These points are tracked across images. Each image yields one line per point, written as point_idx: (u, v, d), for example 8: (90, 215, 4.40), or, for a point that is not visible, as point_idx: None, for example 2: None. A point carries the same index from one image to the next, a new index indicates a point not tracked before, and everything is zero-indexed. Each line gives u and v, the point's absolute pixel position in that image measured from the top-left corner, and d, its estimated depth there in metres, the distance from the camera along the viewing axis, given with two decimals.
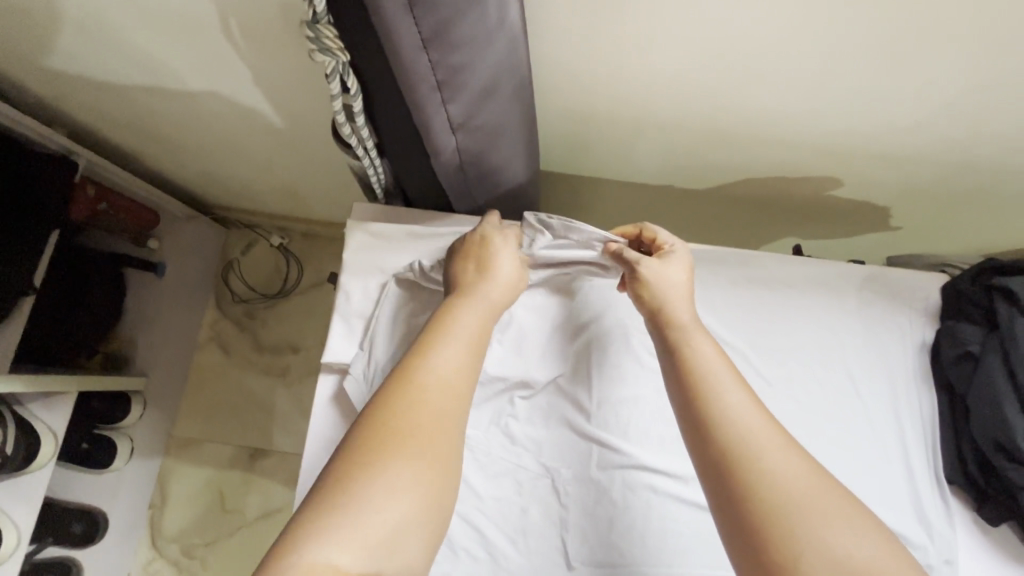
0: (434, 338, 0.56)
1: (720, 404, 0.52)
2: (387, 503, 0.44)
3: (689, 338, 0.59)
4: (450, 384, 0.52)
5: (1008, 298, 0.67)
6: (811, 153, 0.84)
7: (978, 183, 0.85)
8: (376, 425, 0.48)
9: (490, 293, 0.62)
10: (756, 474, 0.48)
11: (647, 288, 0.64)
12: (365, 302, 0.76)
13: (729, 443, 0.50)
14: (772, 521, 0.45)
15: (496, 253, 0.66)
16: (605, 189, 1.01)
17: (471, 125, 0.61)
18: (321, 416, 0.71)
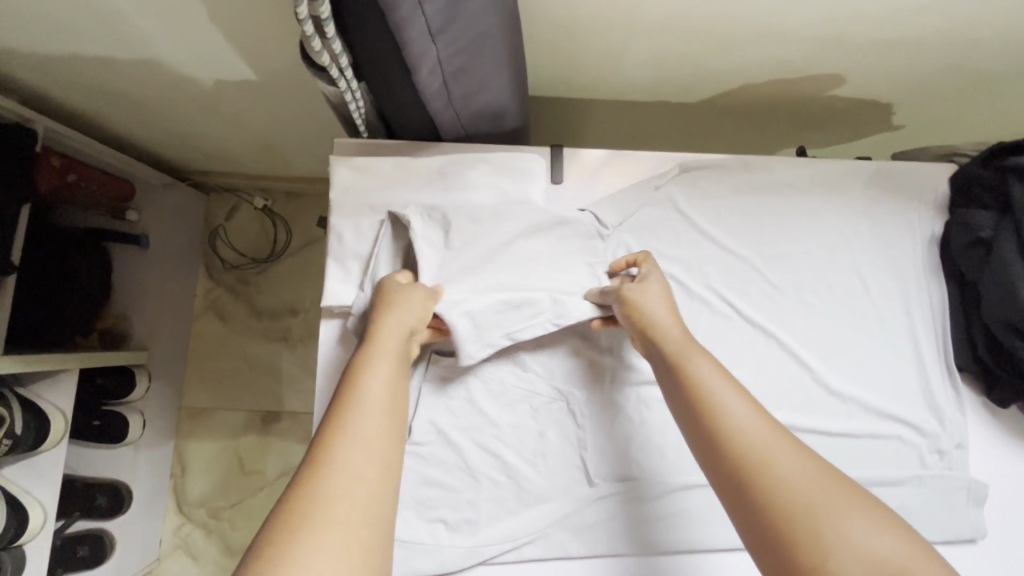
0: (353, 400, 0.48)
1: (728, 415, 0.51)
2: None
3: (685, 358, 0.55)
4: (364, 446, 0.45)
5: (1021, 178, 0.60)
6: (817, 47, 0.75)
7: (998, 62, 0.77)
8: (276, 517, 0.40)
9: (396, 331, 0.55)
10: (784, 481, 0.46)
11: (638, 313, 0.59)
12: (361, 243, 0.64)
13: (741, 456, 0.48)
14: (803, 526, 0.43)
15: (404, 302, 0.57)
16: (592, 114, 0.92)
17: (452, 32, 0.50)
18: (327, 365, 0.63)
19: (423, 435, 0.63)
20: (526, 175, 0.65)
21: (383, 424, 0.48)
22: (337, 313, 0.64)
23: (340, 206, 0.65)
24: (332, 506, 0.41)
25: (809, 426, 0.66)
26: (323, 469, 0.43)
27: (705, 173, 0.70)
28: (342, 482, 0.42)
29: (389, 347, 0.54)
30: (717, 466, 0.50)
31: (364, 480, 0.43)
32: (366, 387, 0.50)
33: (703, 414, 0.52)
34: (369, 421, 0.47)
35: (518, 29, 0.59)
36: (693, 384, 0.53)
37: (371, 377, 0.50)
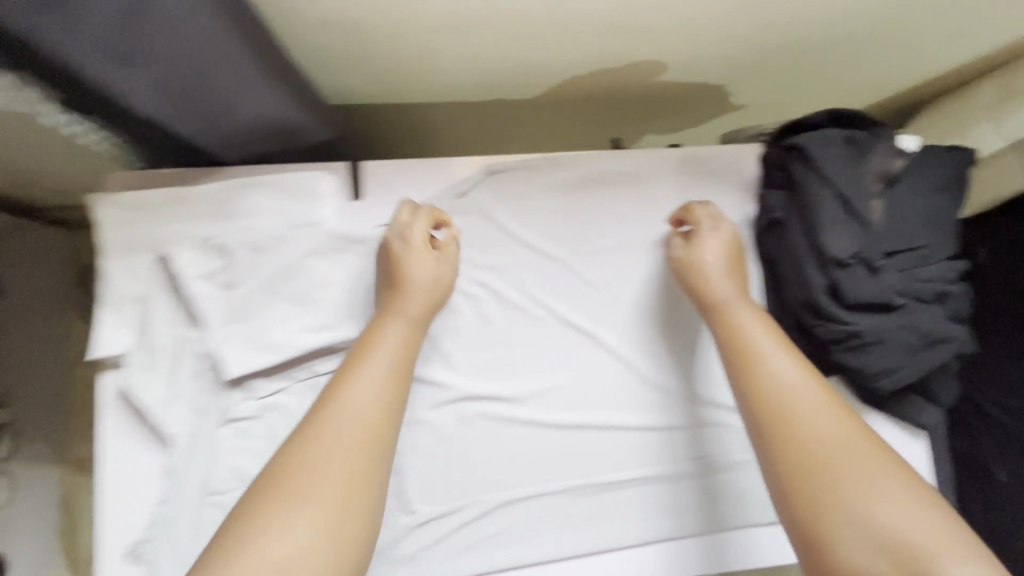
0: (358, 360, 0.54)
1: (771, 362, 0.55)
2: (281, 556, 0.42)
3: (731, 312, 0.60)
4: (370, 410, 0.51)
5: (803, 159, 0.60)
6: (630, 38, 0.73)
7: (814, 42, 0.77)
8: (280, 467, 0.47)
9: (405, 306, 0.57)
10: (796, 432, 0.51)
11: (697, 270, 0.63)
12: (135, 285, 0.59)
13: (773, 405, 0.53)
14: (803, 473, 0.49)
15: (409, 257, 0.59)
16: (431, 119, 0.88)
17: (143, 55, 0.45)
18: (109, 422, 0.58)
19: (224, 483, 0.59)
20: (314, 194, 0.61)
21: (383, 385, 0.53)
22: (118, 363, 0.59)
23: (108, 246, 0.58)
24: (343, 469, 0.47)
25: (632, 424, 0.65)
26: (320, 427, 0.49)
27: (513, 175, 0.67)
28: (348, 443, 0.48)
29: (398, 310, 0.57)
30: (756, 413, 0.54)
31: (354, 442, 0.49)
32: (371, 352, 0.54)
33: (745, 359, 0.56)
34: (364, 380, 0.52)
35: (270, 45, 0.54)
36: (733, 332, 0.58)
37: (377, 342, 0.55)
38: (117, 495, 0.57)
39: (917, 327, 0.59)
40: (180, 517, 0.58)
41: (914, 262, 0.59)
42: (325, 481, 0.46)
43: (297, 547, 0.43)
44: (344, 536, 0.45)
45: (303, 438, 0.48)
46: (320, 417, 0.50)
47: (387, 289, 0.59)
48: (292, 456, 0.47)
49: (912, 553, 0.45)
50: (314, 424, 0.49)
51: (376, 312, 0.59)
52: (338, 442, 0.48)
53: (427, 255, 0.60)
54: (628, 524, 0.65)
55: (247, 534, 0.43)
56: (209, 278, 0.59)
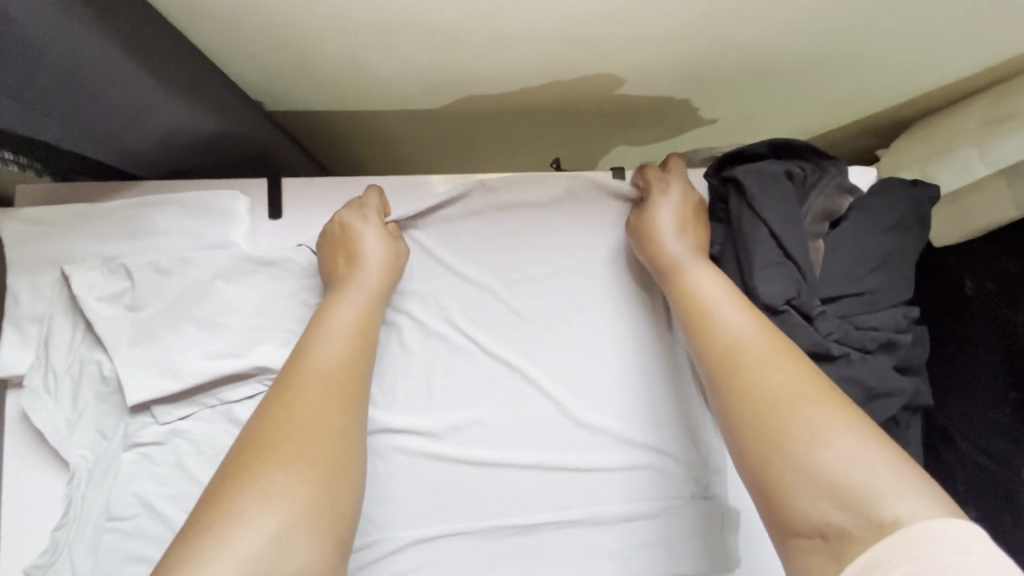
0: (317, 328, 0.52)
1: (720, 320, 0.50)
2: (271, 519, 0.40)
3: (685, 272, 0.55)
4: (336, 371, 0.50)
5: (740, 190, 0.56)
6: (577, 55, 0.69)
7: (778, 60, 0.72)
8: (245, 437, 0.45)
9: (362, 281, 0.56)
10: (749, 375, 0.46)
11: (655, 225, 0.58)
12: (41, 304, 0.57)
13: (728, 353, 0.48)
14: (758, 420, 0.44)
15: (360, 240, 0.58)
16: (385, 132, 0.85)
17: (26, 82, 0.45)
18: (11, 442, 0.57)
19: (126, 508, 0.57)
20: (227, 216, 0.60)
21: (346, 349, 0.52)
22: (20, 383, 0.58)
23: (14, 262, 0.57)
24: (325, 426, 0.46)
25: (557, 463, 0.62)
26: (280, 392, 0.47)
27: (444, 197, 0.65)
28: (315, 401, 0.47)
29: (352, 283, 0.56)
30: (713, 364, 0.49)
31: (325, 400, 0.47)
32: (333, 316, 0.54)
33: (697, 322, 0.52)
34: (327, 344, 0.51)
35: (178, 67, 0.53)
36: (688, 294, 0.53)
37: (336, 313, 0.54)
38: (18, 516, 0.57)
39: (857, 381, 0.54)
40: (76, 542, 0.56)
41: (857, 309, 0.55)
42: (299, 442, 0.44)
43: (282, 512, 0.41)
44: (323, 497, 0.43)
45: (277, 405, 0.46)
46: (287, 384, 0.48)
47: (342, 265, 0.57)
48: (264, 424, 0.45)
49: (872, 505, 0.38)
50: (283, 391, 0.47)
51: (333, 285, 0.57)
52: (316, 402, 0.47)
53: (378, 232, 0.59)
54: (550, 568, 0.61)
55: (231, 500, 0.40)
56: (115, 298, 0.57)
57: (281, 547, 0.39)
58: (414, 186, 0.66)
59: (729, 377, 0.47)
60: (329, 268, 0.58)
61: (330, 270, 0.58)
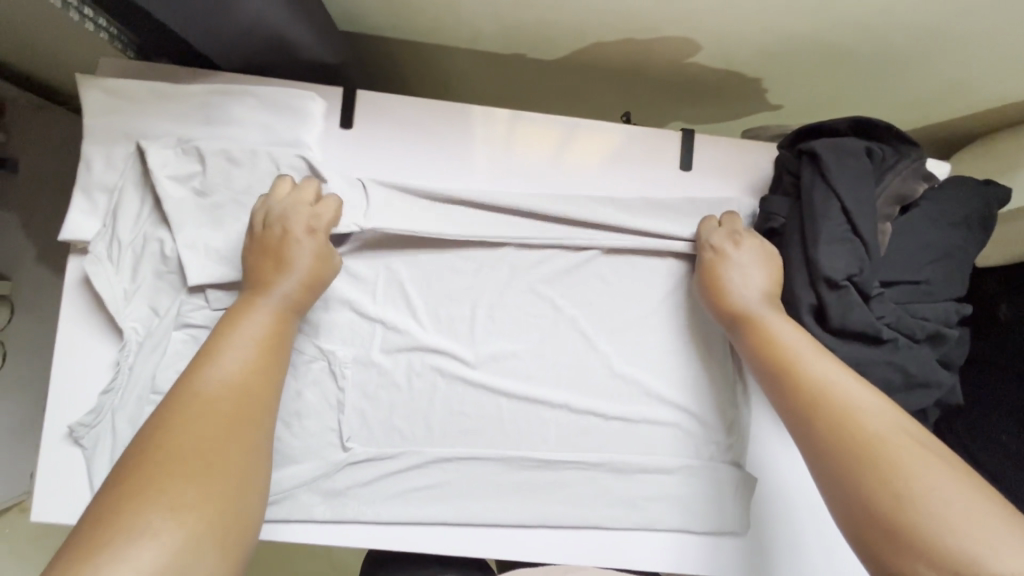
0: (221, 336, 0.48)
1: (813, 371, 0.47)
2: (173, 536, 0.34)
3: (767, 323, 0.52)
4: (240, 379, 0.45)
5: (815, 164, 0.57)
6: (662, 13, 0.68)
7: (860, 48, 0.71)
8: (138, 446, 0.39)
9: (280, 287, 0.52)
10: (847, 424, 0.43)
11: (715, 277, 0.57)
12: (113, 175, 0.59)
13: (813, 403, 0.45)
14: (858, 475, 0.41)
15: (289, 240, 0.53)
16: (450, 67, 0.85)
17: None
18: (68, 304, 0.59)
19: (169, 384, 0.58)
20: (302, 114, 0.60)
21: (252, 356, 0.47)
22: (85, 249, 0.59)
23: (92, 130, 0.58)
24: (228, 436, 0.41)
25: (585, 407, 0.63)
26: (181, 399, 0.42)
27: (511, 133, 0.66)
28: (219, 409, 0.42)
29: (270, 288, 0.52)
30: (802, 416, 0.46)
31: (227, 409, 0.43)
32: (239, 325, 0.49)
33: (788, 373, 0.48)
34: (232, 351, 0.46)
35: None
36: (776, 342, 0.51)
37: (246, 321, 0.49)
38: (68, 376, 0.59)
39: (900, 367, 0.54)
40: (120, 410, 0.58)
41: (911, 297, 0.56)
42: (204, 455, 0.39)
43: (183, 527, 0.35)
44: (229, 512, 0.38)
45: (175, 414, 0.41)
46: (192, 391, 0.43)
47: (267, 269, 0.53)
48: (160, 434, 0.39)
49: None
50: (182, 400, 0.42)
51: (246, 291, 0.53)
52: (222, 413, 0.42)
53: (316, 242, 0.54)
54: (564, 506, 0.62)
55: (126, 518, 0.34)
56: (185, 181, 0.58)
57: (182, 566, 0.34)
58: (483, 117, 0.65)
59: (833, 425, 0.43)
60: (253, 269, 0.53)
61: (250, 274, 0.53)
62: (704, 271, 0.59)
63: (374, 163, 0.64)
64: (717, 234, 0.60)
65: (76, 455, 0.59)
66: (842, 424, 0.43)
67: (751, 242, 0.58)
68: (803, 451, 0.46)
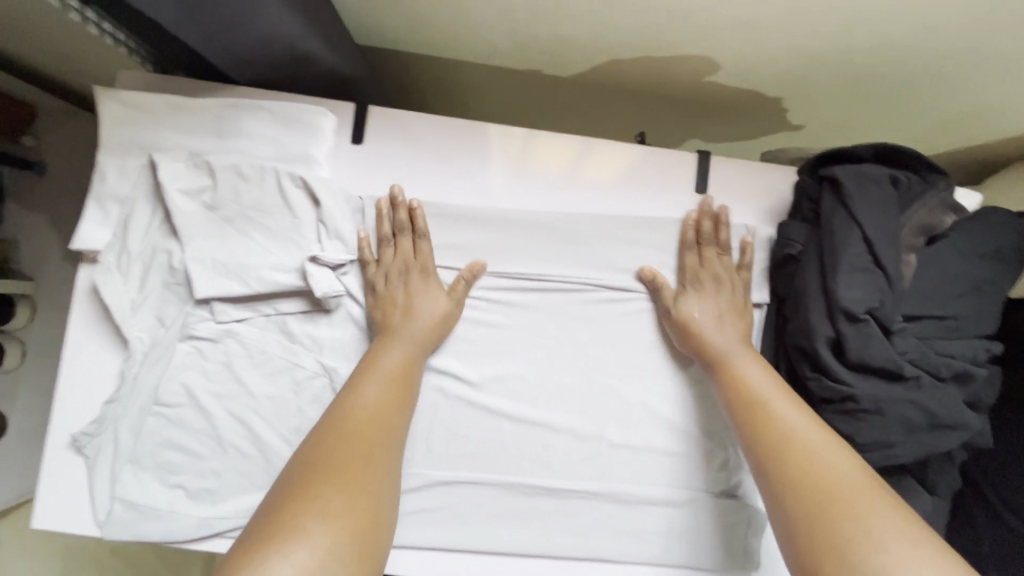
0: (366, 366, 0.54)
1: (779, 415, 0.51)
2: (327, 535, 0.40)
3: (733, 366, 0.55)
4: (377, 409, 0.51)
5: (836, 190, 0.54)
6: (679, 31, 0.67)
7: (886, 68, 0.69)
8: (300, 461, 0.46)
9: (408, 332, 0.57)
10: (795, 464, 0.47)
11: (684, 317, 0.59)
12: (126, 186, 0.59)
13: (780, 450, 0.48)
14: (812, 515, 0.44)
15: (426, 284, 0.59)
16: (463, 81, 0.84)
17: None
18: (78, 312, 0.59)
19: (170, 396, 0.58)
20: (313, 129, 0.60)
21: (388, 388, 0.53)
22: (96, 258, 0.60)
23: (107, 141, 0.59)
24: (366, 457, 0.47)
25: (591, 434, 0.61)
26: (331, 424, 0.49)
27: (522, 151, 0.65)
28: (359, 435, 0.48)
29: (399, 328, 0.57)
30: (762, 455, 0.50)
31: (367, 432, 0.49)
32: (382, 356, 0.55)
33: (750, 412, 0.52)
34: (374, 381, 0.53)
35: None
36: (737, 384, 0.54)
37: (387, 358, 0.55)
38: (74, 384, 0.59)
39: (923, 407, 0.52)
40: (123, 420, 0.58)
41: (935, 333, 0.53)
42: (350, 470, 0.45)
43: (333, 529, 0.41)
44: (366, 521, 0.43)
45: (329, 435, 0.48)
46: (342, 417, 0.50)
47: (394, 312, 0.58)
48: (317, 450, 0.46)
49: None
50: (335, 423, 0.49)
51: (378, 326, 0.59)
52: (364, 437, 0.48)
53: (438, 293, 0.59)
54: (568, 536, 0.60)
55: (292, 515, 0.41)
56: (195, 193, 0.58)
57: (332, 563, 0.39)
58: (494, 135, 0.64)
59: (786, 464, 0.47)
60: (387, 302, 0.59)
61: (380, 315, 0.59)
62: (671, 309, 0.60)
63: (382, 179, 0.63)
64: (695, 273, 0.61)
65: (78, 464, 0.59)
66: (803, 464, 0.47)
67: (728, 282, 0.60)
68: (760, 487, 0.49)
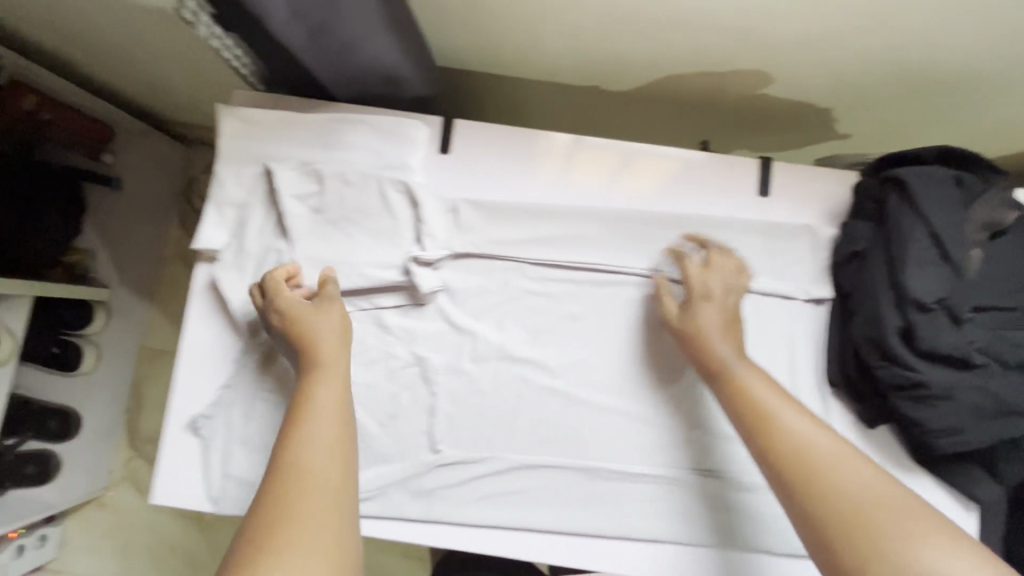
0: (298, 414, 0.52)
1: (795, 429, 0.52)
2: None
3: (740, 379, 0.56)
4: (326, 457, 0.49)
5: (900, 190, 0.58)
6: (736, 47, 0.72)
7: (934, 77, 0.73)
8: (245, 537, 0.43)
9: (326, 360, 0.55)
10: (819, 484, 0.48)
11: (694, 332, 0.60)
12: (241, 191, 0.66)
13: (799, 464, 0.50)
14: (844, 531, 0.45)
15: (315, 309, 0.58)
16: (524, 98, 0.91)
17: None
18: (196, 306, 0.66)
19: (279, 383, 0.64)
20: (408, 140, 0.66)
21: (333, 431, 0.51)
22: (213, 258, 0.66)
23: (226, 152, 0.66)
24: (320, 517, 0.45)
25: (664, 421, 0.65)
26: (276, 487, 0.46)
27: (593, 159, 0.70)
28: (309, 493, 0.46)
29: (323, 361, 0.55)
30: (781, 468, 0.50)
31: (322, 484, 0.47)
32: (313, 399, 0.53)
33: (764, 428, 0.53)
34: (314, 427, 0.51)
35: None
36: (747, 399, 0.55)
37: (315, 398, 0.52)
38: (192, 371, 0.65)
39: (992, 393, 0.54)
40: (235, 404, 0.64)
41: (1002, 324, 0.56)
42: (305, 535, 0.43)
43: None
44: None
45: (274, 502, 0.45)
46: (290, 473, 0.47)
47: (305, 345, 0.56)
48: (263, 523, 0.44)
49: None
50: (278, 483, 0.46)
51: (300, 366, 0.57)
52: (315, 492, 0.46)
53: (332, 313, 0.58)
54: (643, 518, 0.63)
55: None
56: (302, 198, 0.65)
57: None
58: (568, 144, 0.70)
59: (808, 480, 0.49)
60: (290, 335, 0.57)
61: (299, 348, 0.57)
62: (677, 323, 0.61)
63: (468, 185, 0.69)
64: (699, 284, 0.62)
65: (193, 445, 0.65)
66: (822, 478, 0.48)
67: (716, 293, 0.61)
68: (784, 502, 0.50)
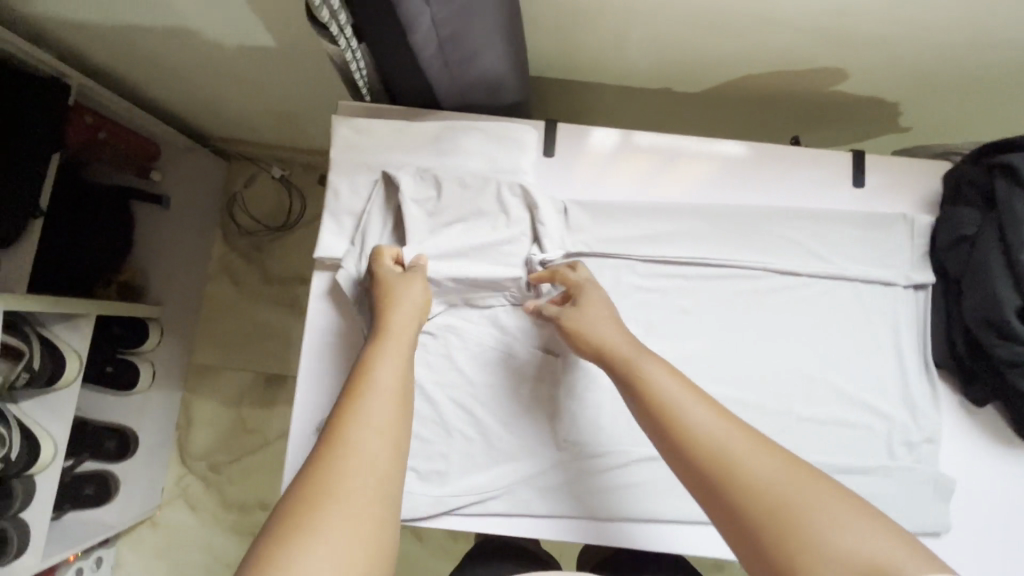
0: (355, 386, 0.47)
1: (690, 424, 0.48)
2: None
3: (640, 372, 0.52)
4: (384, 432, 0.45)
5: (1008, 175, 0.61)
6: (818, 46, 0.75)
7: (1007, 69, 0.76)
8: (284, 511, 0.40)
9: (397, 329, 0.53)
10: (733, 480, 0.44)
11: (579, 334, 0.57)
12: (356, 200, 0.67)
13: (719, 461, 0.45)
14: (769, 526, 0.42)
15: (404, 279, 0.58)
16: (595, 102, 0.93)
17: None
18: (315, 313, 0.67)
19: None
20: (520, 144, 0.68)
21: (394, 407, 0.47)
22: (331, 265, 0.68)
23: (340, 163, 0.67)
24: (363, 498, 0.41)
25: (780, 408, 0.67)
26: (330, 459, 0.42)
27: (693, 156, 0.72)
28: (361, 470, 0.42)
29: (388, 331, 0.52)
30: (691, 467, 0.46)
31: (375, 461, 0.43)
32: (373, 370, 0.49)
33: (669, 429, 0.48)
34: (376, 402, 0.46)
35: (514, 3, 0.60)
36: (651, 398, 0.50)
37: (374, 374, 0.48)
38: (313, 378, 0.66)
39: None
40: None
41: None
42: (349, 516, 0.40)
43: None
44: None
45: (319, 477, 0.41)
46: (342, 446, 0.43)
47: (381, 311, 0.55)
48: (307, 498, 0.40)
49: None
50: (326, 456, 0.42)
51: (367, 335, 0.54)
52: (369, 470, 0.42)
53: (418, 285, 0.58)
54: None
55: None
56: (419, 204, 0.66)
57: None
58: (668, 142, 0.72)
59: (725, 478, 0.44)
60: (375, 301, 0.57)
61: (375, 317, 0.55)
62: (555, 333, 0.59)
63: (575, 186, 0.71)
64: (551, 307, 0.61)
65: None
66: (727, 473, 0.44)
67: (590, 296, 0.60)
68: (698, 500, 0.47)
